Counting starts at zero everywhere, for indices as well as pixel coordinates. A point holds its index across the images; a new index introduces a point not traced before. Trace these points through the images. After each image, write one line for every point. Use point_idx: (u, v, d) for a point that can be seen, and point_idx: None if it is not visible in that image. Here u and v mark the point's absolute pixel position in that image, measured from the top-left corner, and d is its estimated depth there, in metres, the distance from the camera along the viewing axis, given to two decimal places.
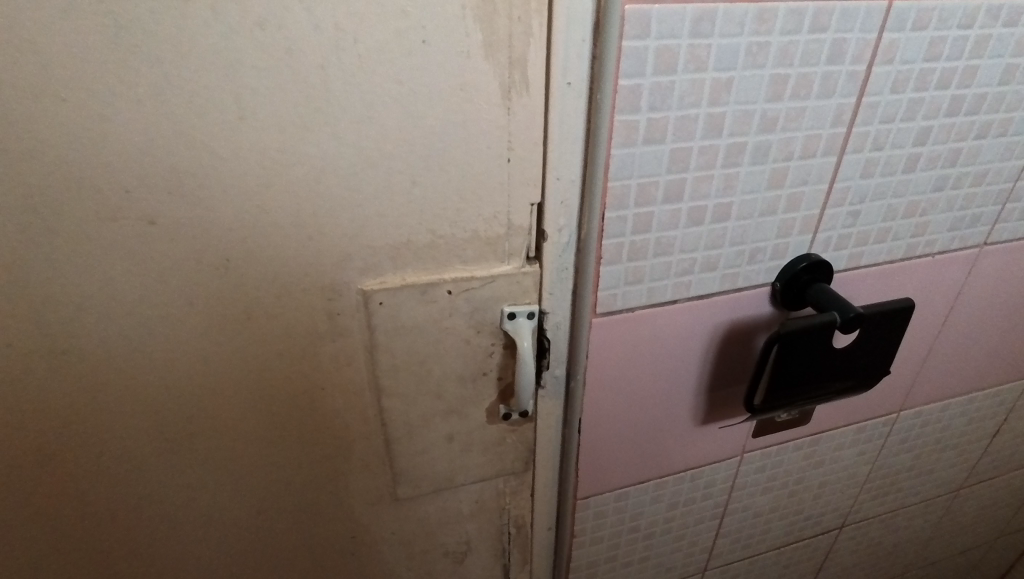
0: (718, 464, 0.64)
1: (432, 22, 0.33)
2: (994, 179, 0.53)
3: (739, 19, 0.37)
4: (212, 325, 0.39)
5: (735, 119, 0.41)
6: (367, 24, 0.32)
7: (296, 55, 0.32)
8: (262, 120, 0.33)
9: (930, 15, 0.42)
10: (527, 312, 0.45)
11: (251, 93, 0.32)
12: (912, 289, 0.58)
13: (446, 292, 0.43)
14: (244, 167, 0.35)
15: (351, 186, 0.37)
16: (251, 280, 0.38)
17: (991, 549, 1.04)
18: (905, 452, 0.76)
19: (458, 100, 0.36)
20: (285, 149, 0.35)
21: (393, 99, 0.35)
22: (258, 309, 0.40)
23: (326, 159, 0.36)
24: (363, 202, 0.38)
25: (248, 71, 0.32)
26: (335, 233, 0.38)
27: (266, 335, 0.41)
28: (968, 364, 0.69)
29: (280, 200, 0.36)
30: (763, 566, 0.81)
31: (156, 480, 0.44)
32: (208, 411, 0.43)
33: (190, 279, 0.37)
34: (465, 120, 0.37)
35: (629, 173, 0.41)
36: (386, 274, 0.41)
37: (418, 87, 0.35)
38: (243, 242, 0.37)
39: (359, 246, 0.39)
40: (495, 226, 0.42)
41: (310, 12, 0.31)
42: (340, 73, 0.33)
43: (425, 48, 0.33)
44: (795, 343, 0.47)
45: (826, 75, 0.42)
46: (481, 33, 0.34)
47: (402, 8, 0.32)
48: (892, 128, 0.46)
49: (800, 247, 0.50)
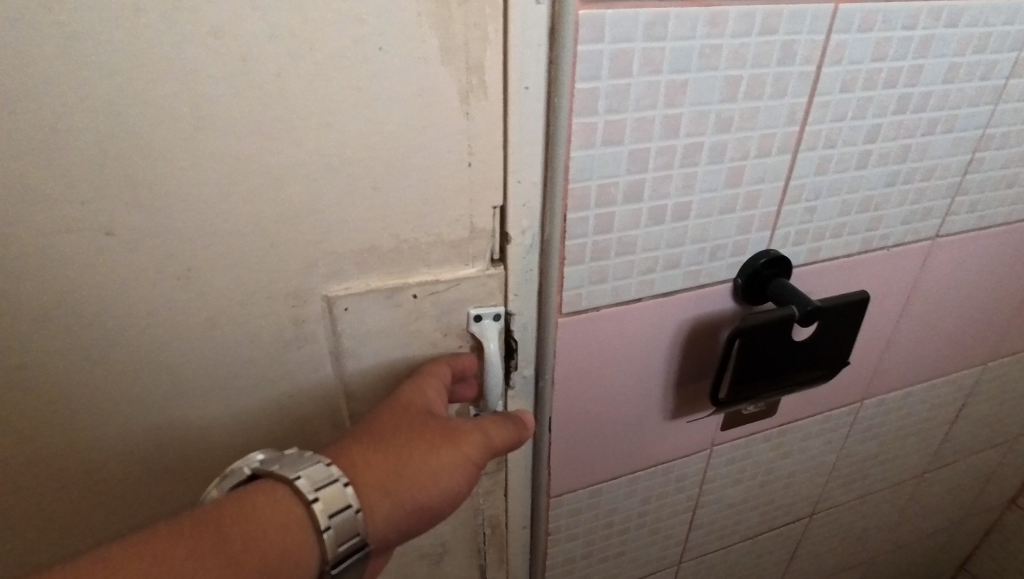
0: (688, 457, 0.65)
1: (388, 29, 0.33)
2: (943, 173, 0.55)
3: (691, 22, 0.38)
4: (174, 334, 0.39)
5: (691, 120, 0.42)
6: (323, 31, 0.32)
7: (251, 62, 0.32)
8: (219, 128, 0.33)
9: (875, 17, 0.43)
10: (492, 314, 0.46)
11: (207, 102, 0.32)
12: (869, 281, 0.60)
13: (411, 296, 0.43)
14: (203, 176, 0.35)
15: (313, 192, 0.37)
16: (213, 289, 0.38)
17: (957, 531, 1.08)
18: (869, 439, 0.78)
19: (417, 105, 0.36)
20: (244, 156, 0.35)
21: (352, 105, 0.35)
22: (222, 318, 0.39)
23: (285, 166, 0.36)
24: (324, 208, 0.38)
25: (204, 79, 0.32)
26: (298, 240, 0.38)
27: (231, 344, 0.41)
28: (926, 352, 0.71)
29: (240, 207, 0.36)
30: (738, 557, 0.82)
31: (122, 494, 0.44)
32: (173, 422, 0.42)
33: (151, 289, 0.37)
34: (425, 124, 0.37)
35: (589, 174, 0.42)
36: (350, 279, 0.41)
37: (377, 93, 0.35)
38: (204, 251, 0.37)
39: (322, 252, 0.40)
40: (459, 230, 0.42)
41: (265, 20, 0.31)
42: (297, 80, 0.33)
43: (382, 55, 0.34)
44: (756, 337, 0.48)
45: (777, 75, 0.43)
46: (438, 39, 0.34)
47: (357, 15, 0.32)
48: (843, 126, 0.48)
49: (760, 243, 0.51)
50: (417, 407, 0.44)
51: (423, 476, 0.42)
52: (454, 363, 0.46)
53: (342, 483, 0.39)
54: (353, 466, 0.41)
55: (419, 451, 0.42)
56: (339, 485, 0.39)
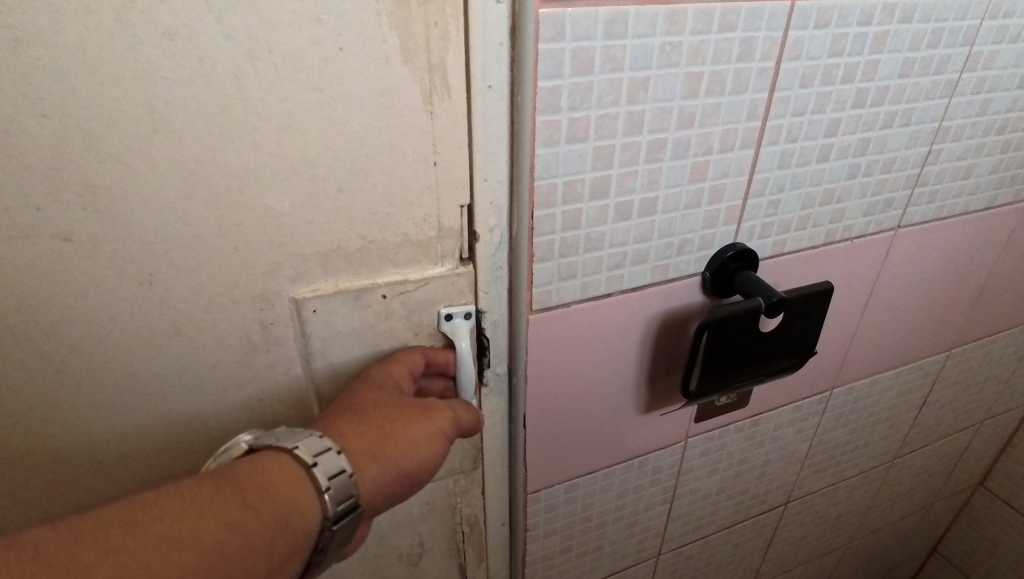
0: (663, 450, 0.66)
1: (348, 30, 0.33)
2: (902, 165, 0.57)
3: (650, 20, 0.39)
4: (136, 341, 0.38)
5: (654, 117, 0.43)
6: (281, 32, 0.32)
7: (207, 64, 0.32)
8: (177, 132, 0.33)
9: (830, 13, 0.44)
10: (463, 313, 0.46)
11: (163, 106, 0.32)
12: (833, 272, 0.61)
13: (381, 296, 0.43)
14: (163, 182, 0.34)
15: (275, 196, 0.37)
16: (177, 295, 0.38)
17: (928, 514, 1.11)
18: (840, 427, 0.79)
19: (379, 106, 0.36)
20: (202, 162, 0.34)
21: (314, 107, 0.35)
22: (185, 323, 0.39)
23: (247, 169, 0.35)
24: (289, 211, 0.38)
25: (159, 83, 0.32)
26: (263, 243, 0.38)
27: (195, 349, 0.40)
28: (892, 340, 0.73)
29: (202, 211, 0.36)
30: (715, 546, 0.83)
31: (88, 505, 0.43)
32: (139, 429, 0.42)
33: (107, 298, 0.36)
34: (389, 125, 0.37)
35: (555, 172, 0.42)
36: (317, 282, 0.41)
37: (339, 97, 0.35)
38: (166, 257, 0.36)
39: (288, 256, 0.39)
40: (427, 229, 0.42)
41: (221, 21, 0.31)
42: (256, 82, 0.33)
43: (343, 55, 0.34)
44: (723, 329, 0.49)
45: (738, 71, 0.43)
46: (399, 38, 0.34)
47: (317, 16, 0.32)
48: (803, 121, 0.49)
49: (726, 237, 0.52)
50: (392, 384, 0.43)
51: (410, 449, 0.41)
52: (429, 352, 0.46)
53: (336, 450, 0.38)
54: (340, 436, 0.40)
55: (406, 421, 0.42)
56: (334, 449, 0.38)
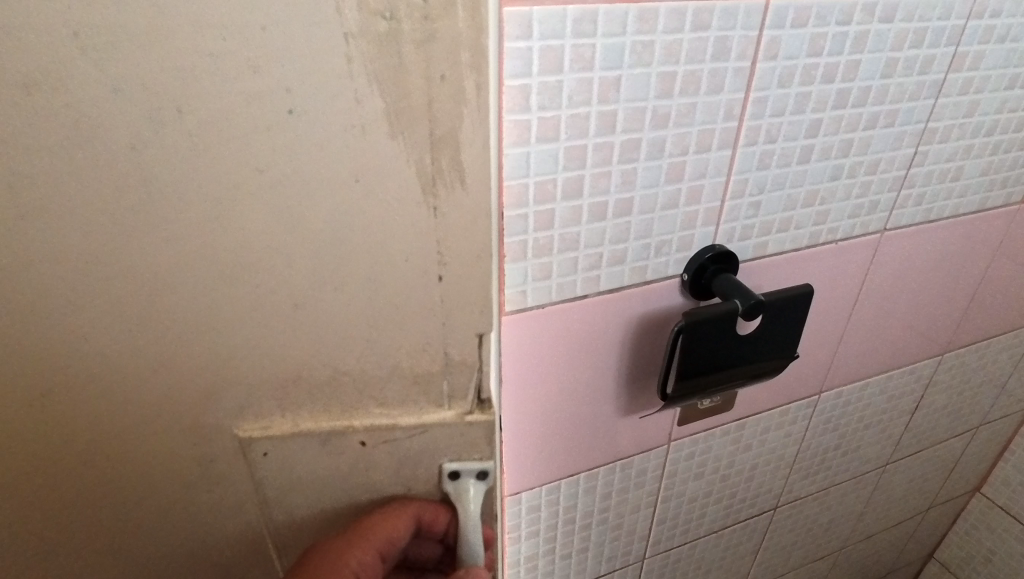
0: (646, 453, 0.66)
1: (294, 83, 0.27)
2: (888, 167, 0.56)
3: (621, 19, 0.38)
4: (41, 436, 0.33)
5: (627, 116, 0.42)
6: (196, 85, 0.26)
7: (96, 128, 0.26)
8: (66, 206, 0.28)
9: (807, 12, 0.44)
10: (472, 471, 0.43)
11: (39, 180, 0.27)
12: (818, 275, 0.60)
13: (359, 443, 0.40)
14: (73, 267, 0.29)
15: (236, 291, 0.32)
16: (87, 388, 0.33)
17: (924, 520, 1.09)
18: (830, 431, 0.79)
19: (340, 176, 0.30)
20: (149, 256, 0.30)
21: (254, 179, 0.29)
22: (99, 417, 0.34)
23: (169, 248, 0.30)
24: (231, 292, 0.32)
25: (110, 164, 0.27)
26: (199, 328, 0.33)
27: (113, 442, 0.35)
28: (882, 343, 0.72)
29: (114, 294, 0.30)
30: (704, 550, 0.83)
31: None
32: (60, 523, 0.37)
33: (19, 394, 0.32)
34: (351, 199, 0.31)
35: (526, 172, 0.42)
36: (270, 417, 0.37)
37: (311, 170, 0.30)
38: (71, 347, 0.31)
39: (236, 343, 0.34)
40: (424, 358, 0.38)
41: (106, 71, 0.25)
42: (166, 145, 0.27)
43: (291, 118, 0.28)
44: (700, 332, 0.49)
45: (713, 71, 0.43)
46: (375, 95, 0.28)
47: (247, 62, 0.26)
48: (782, 122, 0.48)
49: (705, 238, 0.52)
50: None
51: None
52: (420, 512, 0.43)
53: None
54: None
55: None
56: None
